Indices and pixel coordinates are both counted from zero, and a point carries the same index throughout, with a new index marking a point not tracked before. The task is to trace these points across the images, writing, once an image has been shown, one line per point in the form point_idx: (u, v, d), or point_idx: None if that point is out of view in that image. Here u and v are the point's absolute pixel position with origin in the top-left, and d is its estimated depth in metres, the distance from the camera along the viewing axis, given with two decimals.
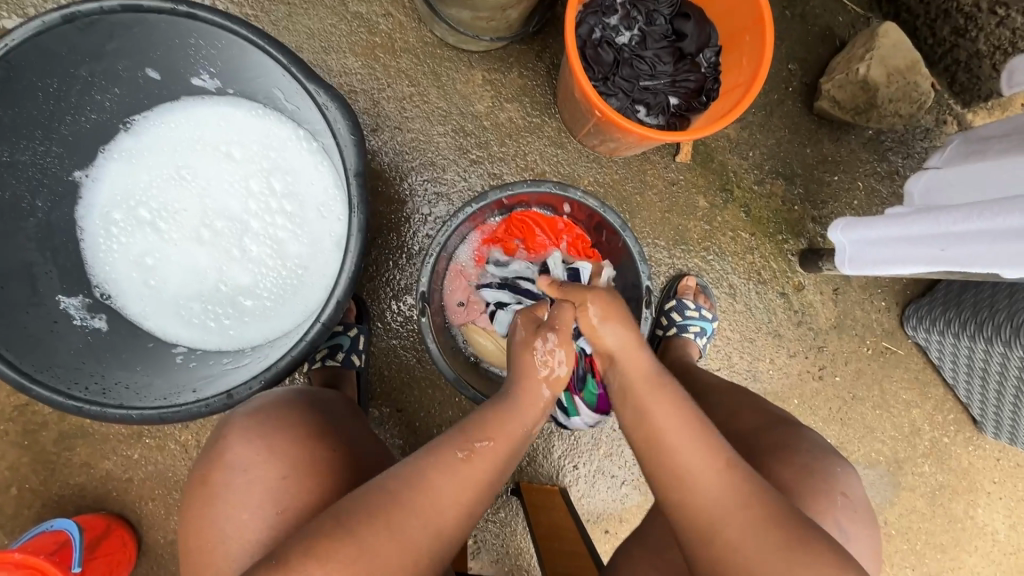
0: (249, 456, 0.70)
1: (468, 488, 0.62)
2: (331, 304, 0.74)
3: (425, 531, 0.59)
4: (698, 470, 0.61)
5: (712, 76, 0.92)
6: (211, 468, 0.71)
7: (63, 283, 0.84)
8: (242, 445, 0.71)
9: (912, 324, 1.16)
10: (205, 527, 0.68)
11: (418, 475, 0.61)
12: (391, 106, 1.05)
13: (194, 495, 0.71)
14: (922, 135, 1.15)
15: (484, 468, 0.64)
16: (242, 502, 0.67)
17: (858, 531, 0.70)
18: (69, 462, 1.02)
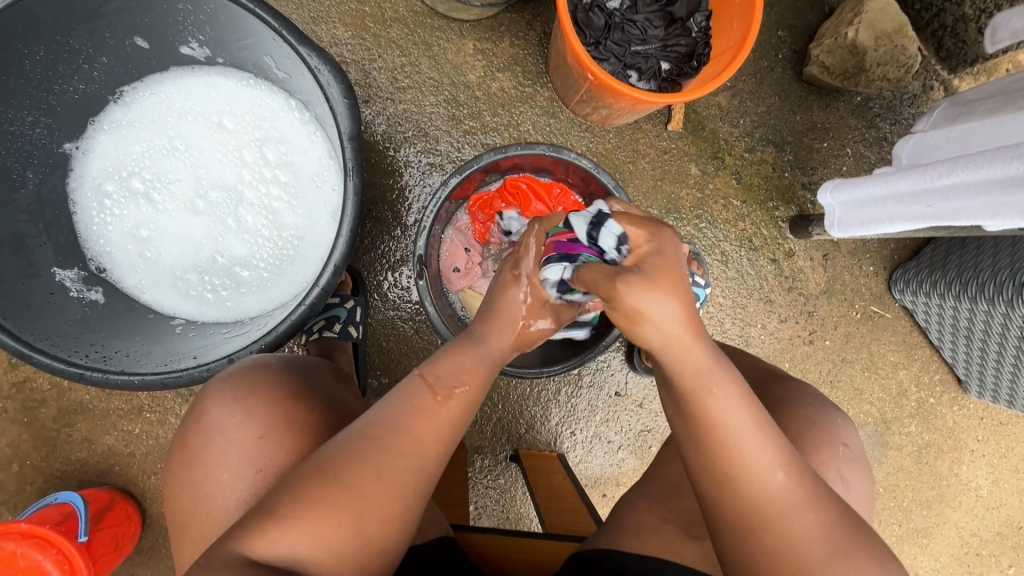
0: (226, 419, 0.69)
1: (443, 429, 0.62)
2: (329, 270, 0.74)
3: (409, 471, 0.59)
4: (746, 474, 0.57)
5: (703, 40, 0.93)
6: (189, 432, 0.70)
7: (57, 256, 0.84)
8: (218, 409, 0.70)
9: (899, 288, 1.18)
10: (189, 490, 0.68)
11: (398, 421, 0.61)
12: (382, 77, 1.05)
13: (176, 459, 0.70)
14: (909, 101, 1.17)
15: (458, 408, 0.63)
16: (219, 464, 0.67)
17: (858, 480, 0.72)
18: (70, 438, 1.02)
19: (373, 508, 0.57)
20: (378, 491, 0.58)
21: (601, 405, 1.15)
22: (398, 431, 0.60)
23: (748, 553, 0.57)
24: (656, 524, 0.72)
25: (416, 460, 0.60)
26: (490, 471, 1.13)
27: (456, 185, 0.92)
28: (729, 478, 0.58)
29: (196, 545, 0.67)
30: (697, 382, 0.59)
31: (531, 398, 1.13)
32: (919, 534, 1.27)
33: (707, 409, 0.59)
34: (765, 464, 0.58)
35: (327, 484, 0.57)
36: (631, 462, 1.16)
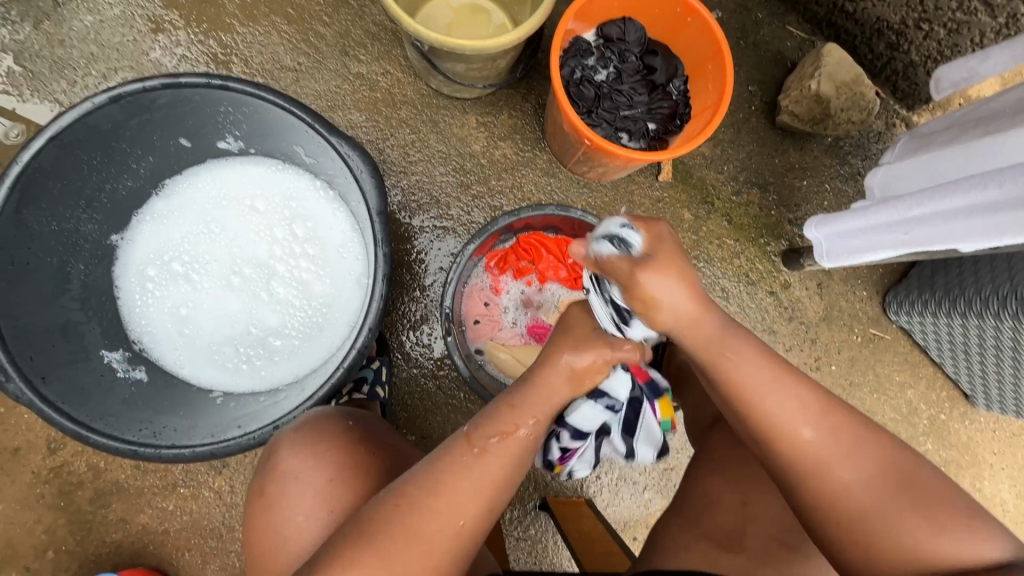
0: (299, 465, 0.72)
1: (480, 481, 0.63)
2: (366, 330, 0.80)
3: (443, 535, 0.61)
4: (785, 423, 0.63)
5: (683, 102, 1.04)
6: (265, 479, 0.73)
7: (105, 339, 0.90)
8: (291, 456, 0.73)
9: (893, 310, 1.25)
10: (267, 535, 0.70)
11: (436, 483, 0.62)
12: (395, 153, 1.15)
13: (254, 505, 0.73)
14: (876, 138, 1.28)
15: (497, 465, 0.64)
16: (296, 506, 0.70)
17: None
18: (105, 519, 1.04)
19: (406, 575, 0.59)
20: (411, 559, 0.59)
21: None
22: (435, 489, 0.61)
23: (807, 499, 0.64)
24: (693, 540, 0.75)
25: (450, 520, 0.61)
26: (520, 521, 1.14)
27: (476, 244, 0.99)
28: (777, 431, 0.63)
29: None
30: (709, 346, 0.63)
31: None
32: None
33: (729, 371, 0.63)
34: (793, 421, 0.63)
35: (362, 546, 0.59)
36: (657, 502, 1.18)
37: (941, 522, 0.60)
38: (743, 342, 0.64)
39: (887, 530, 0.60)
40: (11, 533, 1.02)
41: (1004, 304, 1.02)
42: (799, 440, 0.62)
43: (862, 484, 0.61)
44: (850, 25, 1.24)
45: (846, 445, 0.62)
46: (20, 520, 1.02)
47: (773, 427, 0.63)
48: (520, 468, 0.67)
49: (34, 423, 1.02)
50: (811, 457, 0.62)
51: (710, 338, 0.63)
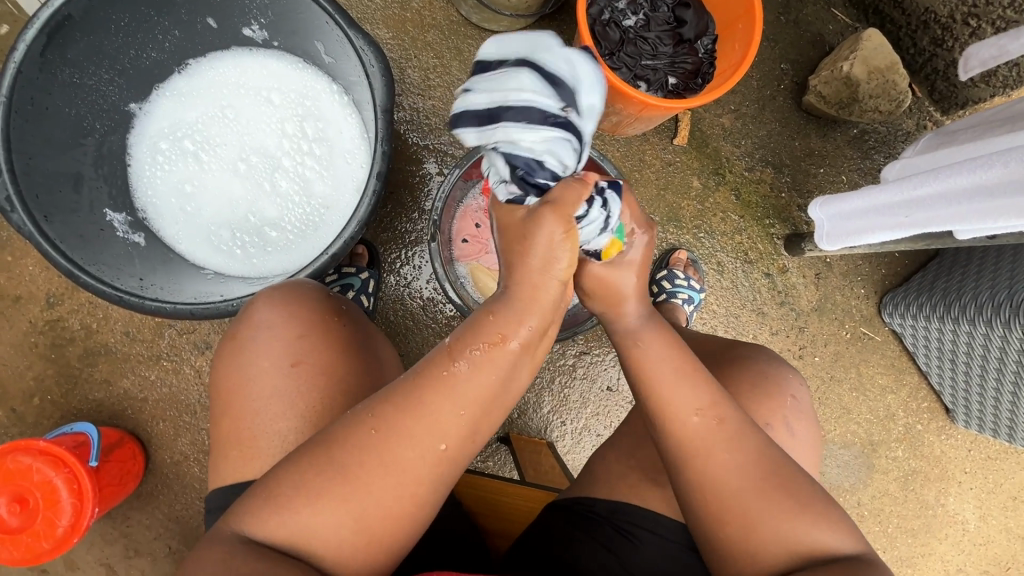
0: (273, 317, 0.75)
1: (464, 407, 0.58)
2: (355, 222, 0.82)
3: (420, 459, 0.58)
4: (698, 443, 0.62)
5: (708, 60, 1.03)
6: (238, 325, 0.76)
7: (110, 200, 0.94)
8: (266, 310, 0.76)
9: (888, 311, 1.23)
10: (234, 372, 0.74)
11: (412, 409, 0.58)
12: (416, 75, 1.16)
13: (224, 347, 0.76)
14: (903, 137, 1.26)
15: (479, 386, 0.58)
16: (264, 353, 0.74)
17: (803, 429, 0.76)
18: (90, 377, 1.09)
19: (381, 496, 0.58)
20: (385, 483, 0.58)
21: (593, 398, 1.19)
22: (411, 413, 0.57)
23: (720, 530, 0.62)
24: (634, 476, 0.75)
25: (431, 448, 0.58)
26: (479, 452, 1.17)
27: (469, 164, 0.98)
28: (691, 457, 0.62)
29: (231, 445, 0.73)
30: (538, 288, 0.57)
31: (525, 385, 1.18)
32: (903, 562, 1.27)
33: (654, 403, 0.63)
34: (693, 410, 0.62)
35: (328, 470, 0.58)
36: None
37: (804, 511, 0.62)
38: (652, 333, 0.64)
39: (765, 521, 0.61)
40: (3, 375, 1.08)
41: (998, 311, 1.01)
42: (693, 439, 0.62)
43: (742, 486, 0.62)
44: (896, 15, 1.20)
45: (733, 452, 0.62)
46: (14, 364, 1.08)
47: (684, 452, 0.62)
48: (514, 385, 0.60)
49: (37, 275, 1.07)
50: (711, 477, 0.62)
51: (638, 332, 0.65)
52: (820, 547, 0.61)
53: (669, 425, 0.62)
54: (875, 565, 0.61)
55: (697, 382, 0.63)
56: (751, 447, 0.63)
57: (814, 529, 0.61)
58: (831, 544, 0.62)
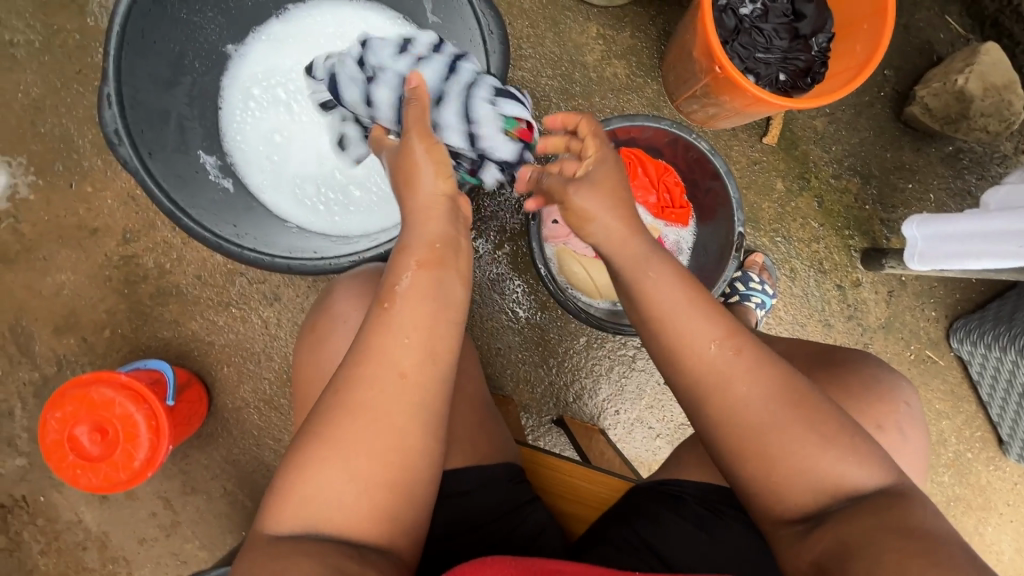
0: (349, 310, 0.77)
1: (407, 333, 0.64)
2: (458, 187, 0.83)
3: (388, 396, 0.63)
4: (700, 362, 0.63)
5: (821, 60, 0.98)
6: (316, 316, 0.79)
7: (204, 143, 0.92)
8: (342, 301, 0.78)
9: (957, 337, 1.21)
10: (316, 362, 0.76)
11: (370, 349, 0.64)
12: (509, 43, 1.13)
13: (306, 337, 0.79)
14: (999, 160, 1.21)
15: (413, 315, 0.64)
16: (341, 346, 0.75)
17: (914, 436, 0.74)
18: (160, 316, 1.10)
19: (369, 445, 0.62)
20: (372, 437, 0.62)
21: (648, 391, 1.19)
22: (370, 353, 0.64)
23: (743, 467, 0.62)
24: None
25: (390, 377, 0.63)
26: (533, 430, 1.18)
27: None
28: (709, 393, 0.63)
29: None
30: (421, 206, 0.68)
31: (584, 369, 1.18)
32: None
33: (678, 329, 0.64)
34: (709, 336, 0.63)
35: (319, 439, 0.62)
36: (666, 450, 1.20)
37: (837, 446, 0.60)
38: (668, 267, 0.67)
39: (790, 450, 0.60)
40: (76, 304, 1.09)
41: None
42: (699, 356, 0.63)
43: (760, 411, 0.61)
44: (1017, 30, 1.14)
45: (744, 370, 0.62)
46: (87, 295, 1.09)
47: (701, 380, 0.63)
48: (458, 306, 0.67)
49: (116, 210, 1.08)
50: (729, 405, 0.62)
51: (636, 259, 0.67)
52: (839, 477, 0.60)
53: (669, 341, 0.65)
54: (899, 500, 0.59)
55: (699, 302, 0.65)
56: (767, 378, 0.62)
57: (841, 464, 0.60)
58: (853, 474, 0.60)
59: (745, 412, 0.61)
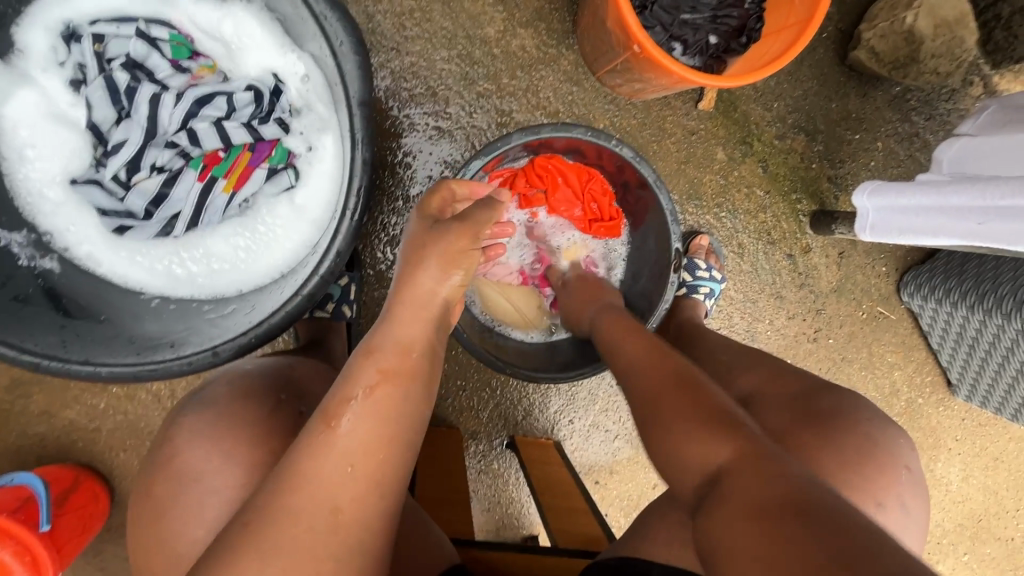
0: (200, 459, 0.61)
1: (341, 461, 0.52)
2: (340, 238, 0.66)
3: (308, 535, 0.49)
4: (675, 418, 0.59)
5: (756, 13, 0.82)
6: (157, 475, 0.63)
7: (3, 216, 0.73)
8: (188, 447, 0.62)
9: (908, 291, 1.16)
10: (163, 538, 0.60)
11: (292, 474, 0.51)
12: (388, 23, 0.92)
13: (145, 505, 0.62)
14: (947, 96, 1.11)
15: (351, 434, 0.53)
16: (194, 512, 0.59)
17: (914, 508, 0.66)
18: (26, 410, 0.93)
19: None
20: None
21: (602, 395, 1.12)
22: (289, 481, 0.50)
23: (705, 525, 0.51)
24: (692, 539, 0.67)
25: (323, 509, 0.50)
26: (484, 456, 1.10)
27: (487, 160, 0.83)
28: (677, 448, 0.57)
29: None
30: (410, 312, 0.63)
31: (531, 385, 1.09)
32: None
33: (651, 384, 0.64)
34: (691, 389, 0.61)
35: None
36: (626, 451, 1.15)
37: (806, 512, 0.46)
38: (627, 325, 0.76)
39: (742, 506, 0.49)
40: None
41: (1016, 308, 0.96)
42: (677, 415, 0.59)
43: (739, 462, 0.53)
44: None
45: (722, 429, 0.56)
46: None
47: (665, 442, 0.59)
48: (400, 423, 0.56)
49: None
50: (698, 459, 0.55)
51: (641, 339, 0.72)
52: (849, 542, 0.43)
53: (652, 403, 0.63)
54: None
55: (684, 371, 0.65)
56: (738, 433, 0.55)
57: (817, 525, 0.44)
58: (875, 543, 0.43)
59: (717, 461, 0.54)
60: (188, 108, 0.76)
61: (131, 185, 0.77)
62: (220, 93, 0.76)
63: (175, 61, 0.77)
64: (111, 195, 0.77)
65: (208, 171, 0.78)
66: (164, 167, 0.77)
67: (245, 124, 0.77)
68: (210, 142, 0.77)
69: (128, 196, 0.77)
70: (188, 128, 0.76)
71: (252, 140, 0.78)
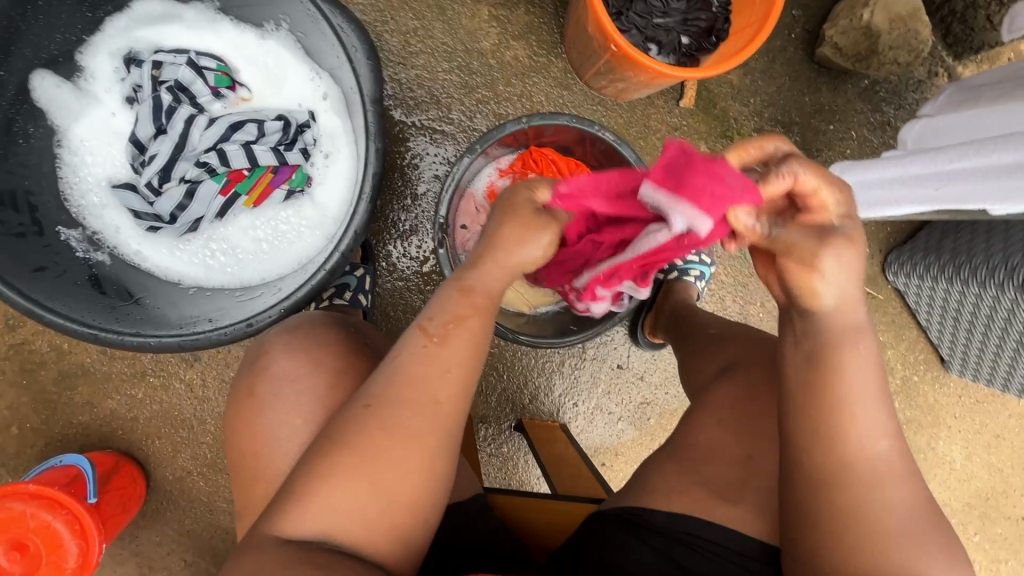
0: (296, 366, 0.68)
1: (447, 369, 0.57)
2: (358, 220, 0.75)
3: (423, 418, 0.56)
4: (857, 444, 0.54)
5: (723, 15, 0.92)
6: (254, 379, 0.69)
7: (63, 214, 0.82)
8: (283, 360, 0.69)
9: (893, 271, 1.22)
10: (256, 432, 0.66)
11: (403, 374, 0.56)
12: (395, 40, 1.03)
13: (241, 404, 0.69)
14: (914, 86, 1.19)
15: (456, 349, 0.58)
16: (289, 409, 0.66)
17: None
18: (70, 401, 1.01)
19: (398, 466, 0.54)
20: (400, 454, 0.54)
21: (603, 377, 1.18)
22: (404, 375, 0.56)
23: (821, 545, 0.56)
24: (688, 486, 0.71)
25: (425, 403, 0.56)
26: (493, 439, 1.15)
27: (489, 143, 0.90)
28: (841, 472, 0.55)
29: (259, 480, 0.66)
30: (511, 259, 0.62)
31: (536, 369, 1.16)
32: None
33: (844, 383, 0.54)
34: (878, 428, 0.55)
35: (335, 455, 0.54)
36: (630, 433, 1.20)
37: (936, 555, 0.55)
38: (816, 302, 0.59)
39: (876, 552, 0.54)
40: None
41: (992, 274, 1.02)
42: (859, 445, 0.54)
43: (887, 506, 0.54)
44: None
45: (890, 484, 0.55)
46: None
47: (831, 444, 0.55)
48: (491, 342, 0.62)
49: None
50: (845, 480, 0.55)
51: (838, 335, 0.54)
52: None
53: (830, 375, 0.54)
54: None
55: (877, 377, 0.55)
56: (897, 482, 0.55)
57: (926, 569, 0.54)
58: None
59: (870, 500, 0.54)
60: (222, 131, 0.84)
61: (162, 191, 0.84)
62: (250, 121, 0.85)
63: (215, 88, 0.85)
64: (144, 199, 0.84)
65: (232, 187, 0.85)
66: (186, 179, 0.84)
67: (272, 148, 0.85)
68: (237, 162, 0.84)
69: (157, 201, 0.84)
70: (219, 149, 0.84)
71: (276, 164, 0.85)
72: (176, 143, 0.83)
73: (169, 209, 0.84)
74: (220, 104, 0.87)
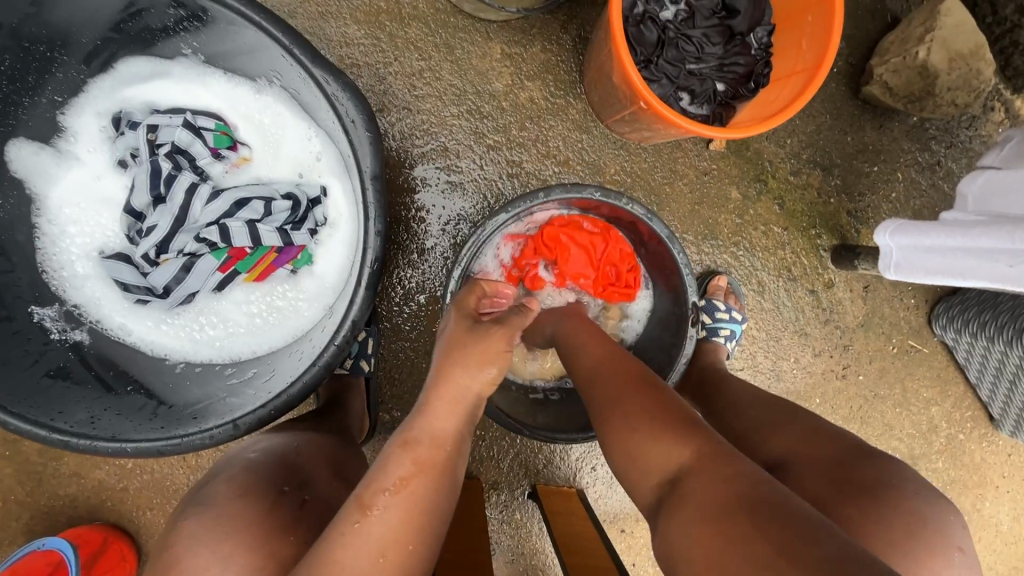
0: (215, 536, 0.57)
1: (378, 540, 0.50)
2: (356, 308, 0.66)
3: None
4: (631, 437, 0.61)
5: (763, 59, 0.82)
6: (171, 557, 0.58)
7: (36, 292, 0.75)
8: (201, 527, 0.58)
9: (940, 324, 1.12)
10: None
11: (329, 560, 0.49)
12: (399, 83, 0.95)
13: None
14: (968, 123, 1.08)
15: (388, 518, 0.51)
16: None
17: None
18: (57, 472, 0.95)
19: None
20: None
21: None
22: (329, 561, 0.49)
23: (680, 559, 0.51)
24: None
25: None
26: (505, 505, 1.08)
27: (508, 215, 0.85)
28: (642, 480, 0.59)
29: None
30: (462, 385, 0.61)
31: None
32: None
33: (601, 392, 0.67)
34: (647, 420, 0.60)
35: None
36: None
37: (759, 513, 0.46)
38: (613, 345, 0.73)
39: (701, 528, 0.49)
40: None
41: None
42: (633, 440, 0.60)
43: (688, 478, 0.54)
44: None
45: (675, 451, 0.56)
46: None
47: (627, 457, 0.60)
48: (437, 508, 0.54)
49: None
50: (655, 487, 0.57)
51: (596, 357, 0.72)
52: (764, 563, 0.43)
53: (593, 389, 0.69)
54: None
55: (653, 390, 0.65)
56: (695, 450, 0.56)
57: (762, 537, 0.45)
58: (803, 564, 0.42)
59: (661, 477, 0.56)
60: (226, 207, 0.78)
61: (158, 263, 0.78)
62: (258, 197, 0.79)
63: (215, 149, 0.79)
64: (136, 271, 0.78)
65: (232, 265, 0.79)
66: (185, 252, 0.77)
67: (278, 229, 0.78)
68: (238, 240, 0.77)
69: (151, 273, 0.78)
70: (221, 224, 0.77)
71: (281, 244, 0.78)
72: (173, 212, 0.77)
73: (164, 284, 0.78)
74: (222, 167, 0.81)
